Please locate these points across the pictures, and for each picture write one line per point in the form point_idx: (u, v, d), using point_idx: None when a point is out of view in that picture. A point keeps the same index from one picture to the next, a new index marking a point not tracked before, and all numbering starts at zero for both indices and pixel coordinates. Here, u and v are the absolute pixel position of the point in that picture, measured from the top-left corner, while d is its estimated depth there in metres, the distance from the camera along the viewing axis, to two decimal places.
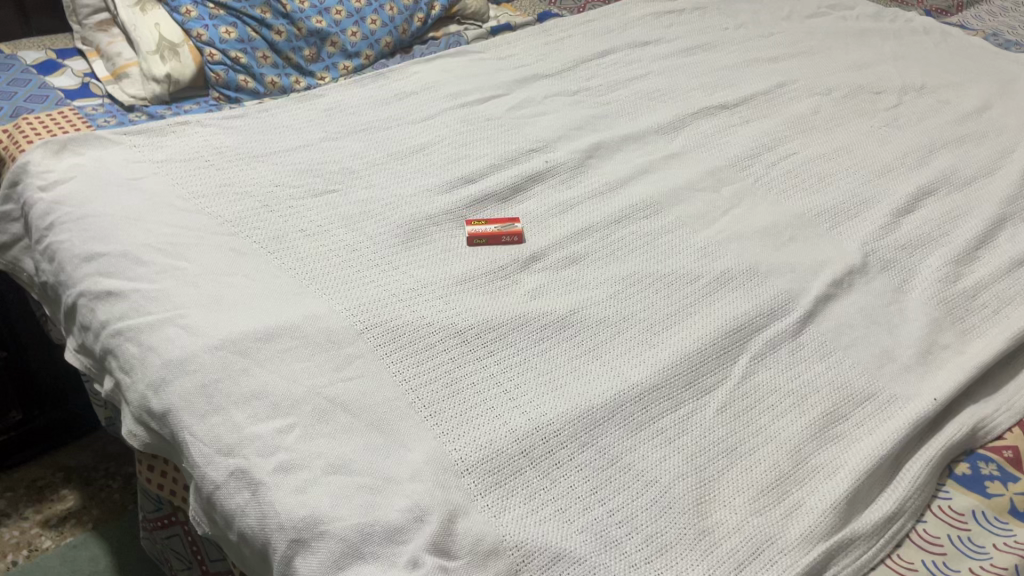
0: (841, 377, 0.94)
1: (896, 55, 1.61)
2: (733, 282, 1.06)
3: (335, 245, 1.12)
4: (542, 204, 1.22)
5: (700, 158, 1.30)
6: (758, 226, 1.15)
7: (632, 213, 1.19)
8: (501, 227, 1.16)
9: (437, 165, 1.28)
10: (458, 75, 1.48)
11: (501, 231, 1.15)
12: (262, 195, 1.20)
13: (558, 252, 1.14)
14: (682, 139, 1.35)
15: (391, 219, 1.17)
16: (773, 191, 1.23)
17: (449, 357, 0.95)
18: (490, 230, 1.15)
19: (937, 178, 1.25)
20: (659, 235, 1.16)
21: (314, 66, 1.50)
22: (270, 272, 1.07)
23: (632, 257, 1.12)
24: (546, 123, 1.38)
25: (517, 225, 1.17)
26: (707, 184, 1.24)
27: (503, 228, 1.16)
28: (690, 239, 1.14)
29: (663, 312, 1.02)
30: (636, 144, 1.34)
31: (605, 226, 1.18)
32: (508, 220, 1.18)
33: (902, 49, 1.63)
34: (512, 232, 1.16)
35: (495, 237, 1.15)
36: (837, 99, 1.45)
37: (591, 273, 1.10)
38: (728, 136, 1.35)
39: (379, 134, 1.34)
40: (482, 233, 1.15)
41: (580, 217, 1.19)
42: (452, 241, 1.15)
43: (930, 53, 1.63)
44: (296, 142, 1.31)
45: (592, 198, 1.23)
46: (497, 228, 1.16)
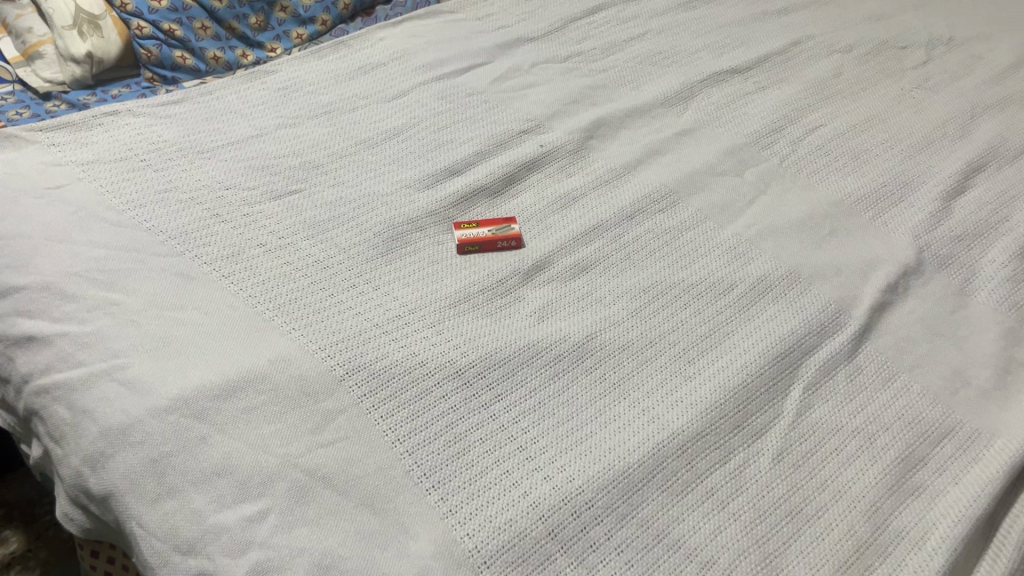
0: (911, 408, 0.81)
1: (916, 2, 1.45)
2: (773, 291, 0.91)
3: (302, 264, 0.95)
4: (541, 198, 1.06)
5: (716, 135, 1.14)
6: (792, 218, 1.00)
7: (645, 207, 1.03)
8: (496, 231, 1.00)
9: (415, 154, 1.11)
10: (430, 42, 1.29)
11: (497, 235, 0.99)
12: (211, 201, 1.02)
13: (565, 258, 0.98)
14: (693, 111, 1.18)
15: (366, 226, 1.00)
16: (804, 173, 1.08)
17: (450, 405, 0.80)
18: (484, 236, 0.99)
19: (985, 152, 1.10)
20: (680, 233, 1.00)
21: (262, 36, 1.30)
22: (227, 302, 0.89)
23: (651, 263, 0.96)
24: (537, 97, 1.20)
25: (514, 228, 1.01)
26: (728, 167, 1.09)
27: (499, 232, 1.00)
28: (716, 237, 0.99)
29: (695, 333, 0.87)
30: (642, 119, 1.17)
31: (615, 224, 1.01)
32: (502, 221, 1.01)
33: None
34: (510, 237, 1.00)
35: (490, 243, 0.99)
36: (860, 58, 1.29)
37: (606, 285, 0.94)
38: (745, 107, 1.19)
39: (344, 118, 1.16)
40: (475, 240, 0.99)
41: (586, 215, 1.03)
42: (441, 251, 0.98)
43: None
44: (248, 132, 1.12)
45: (597, 188, 1.07)
46: (492, 233, 1.00)
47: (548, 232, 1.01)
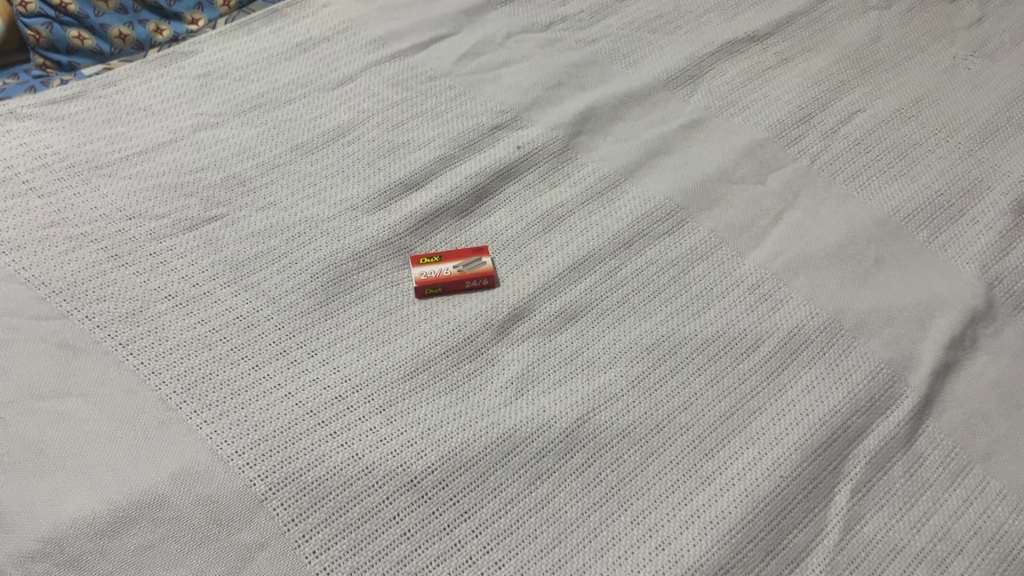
0: (986, 518, 0.64)
1: None
2: (809, 350, 0.73)
3: (220, 323, 0.76)
4: (519, 218, 0.86)
5: (732, 127, 0.93)
6: (829, 243, 0.81)
7: (647, 229, 0.84)
8: (463, 266, 0.80)
9: (364, 161, 0.90)
10: (382, 9, 1.07)
11: (465, 272, 0.80)
12: (108, 236, 0.82)
13: (549, 303, 0.79)
14: (703, 94, 0.97)
15: (302, 265, 0.81)
16: (839, 177, 0.88)
17: (403, 530, 0.63)
18: (448, 274, 0.80)
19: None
20: (690, 265, 0.81)
21: (180, 6, 1.07)
22: (121, 383, 0.71)
23: (656, 308, 0.78)
24: (512, 80, 0.99)
25: (486, 261, 0.81)
26: (747, 171, 0.89)
27: (467, 267, 0.80)
28: (735, 271, 0.80)
29: (713, 413, 0.70)
30: (641, 107, 0.96)
31: (610, 253, 0.82)
32: (471, 252, 0.82)
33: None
34: (480, 273, 0.80)
35: (456, 283, 0.80)
36: (901, 16, 1.07)
37: (600, 340, 0.75)
38: (765, 86, 0.98)
39: (277, 115, 0.95)
40: (436, 279, 0.79)
41: (574, 240, 0.84)
42: (395, 296, 0.79)
43: None
44: (158, 137, 0.92)
45: (587, 203, 0.87)
46: (458, 267, 0.80)
47: (528, 265, 0.82)
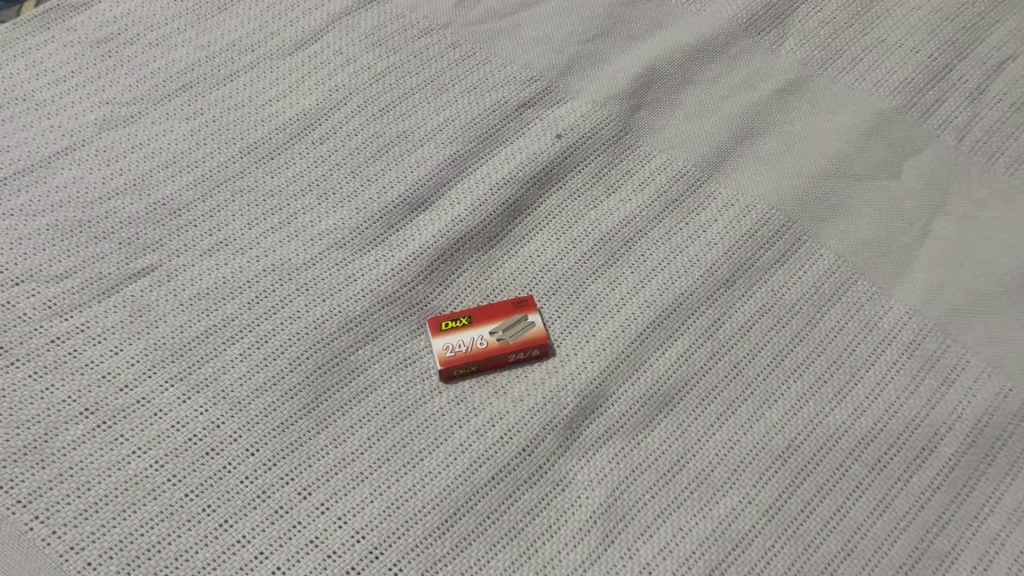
0: None
1: None
2: (1001, 453, 0.53)
3: (163, 453, 0.53)
4: (571, 244, 0.62)
5: (844, 91, 0.68)
6: (1003, 273, 0.59)
7: (751, 257, 0.61)
8: (504, 332, 0.57)
9: (346, 169, 0.64)
10: None
11: (508, 343, 0.56)
12: None
13: (630, 382, 0.56)
14: (797, 40, 0.71)
15: (274, 344, 0.57)
16: (999, 162, 0.65)
17: None
18: (484, 348, 0.56)
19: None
20: (819, 313, 0.58)
21: None
22: (25, 574, 0.48)
23: (781, 386, 0.56)
24: (538, 28, 0.71)
25: (535, 320, 0.58)
26: (875, 160, 0.65)
27: (510, 336, 0.57)
28: (882, 320, 0.58)
29: (887, 563, 0.50)
30: (717, 64, 0.70)
31: (706, 298, 0.59)
32: (512, 308, 0.58)
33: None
34: (530, 343, 0.57)
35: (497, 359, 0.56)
36: None
37: (711, 443, 0.54)
38: (879, 25, 0.72)
39: (216, 98, 0.67)
40: (468, 357, 0.56)
41: (653, 279, 0.60)
42: (412, 383, 0.56)
43: None
44: (47, 144, 0.64)
45: (664, 218, 0.63)
46: (497, 336, 0.57)
47: (593, 322, 0.59)
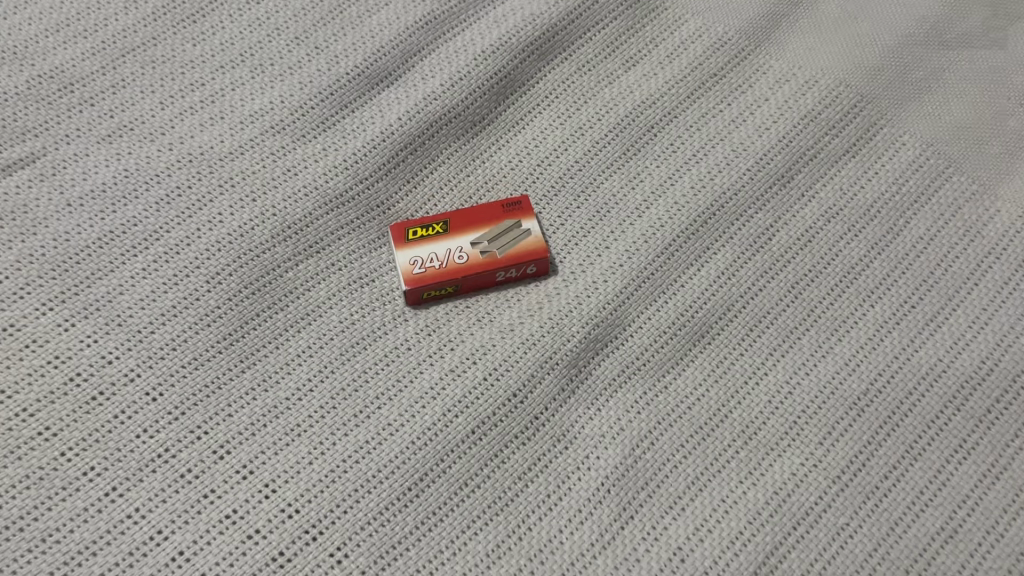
0: None
1: None
2: None
3: (34, 399, 0.40)
4: (578, 131, 0.48)
5: None
6: None
7: (813, 147, 0.47)
8: (491, 244, 0.43)
9: (287, 35, 0.50)
10: None
11: (496, 259, 0.43)
12: None
13: (654, 308, 0.43)
14: None
15: (188, 258, 0.43)
16: None
17: None
18: (464, 266, 0.42)
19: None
20: (902, 219, 0.45)
21: None
22: None
23: (855, 313, 0.42)
24: None
25: (532, 228, 0.44)
26: (971, 25, 0.50)
27: (499, 249, 0.43)
28: (985, 228, 0.44)
29: (1004, 548, 0.37)
30: None
31: (754, 199, 0.45)
32: (501, 213, 0.44)
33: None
34: (526, 258, 0.43)
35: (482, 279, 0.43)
36: None
37: (762, 388, 0.41)
38: None
39: None
40: (443, 277, 0.42)
41: (685, 175, 0.46)
42: (368, 309, 0.43)
43: None
44: None
45: (699, 98, 0.49)
46: (482, 249, 0.43)
47: (606, 230, 0.45)
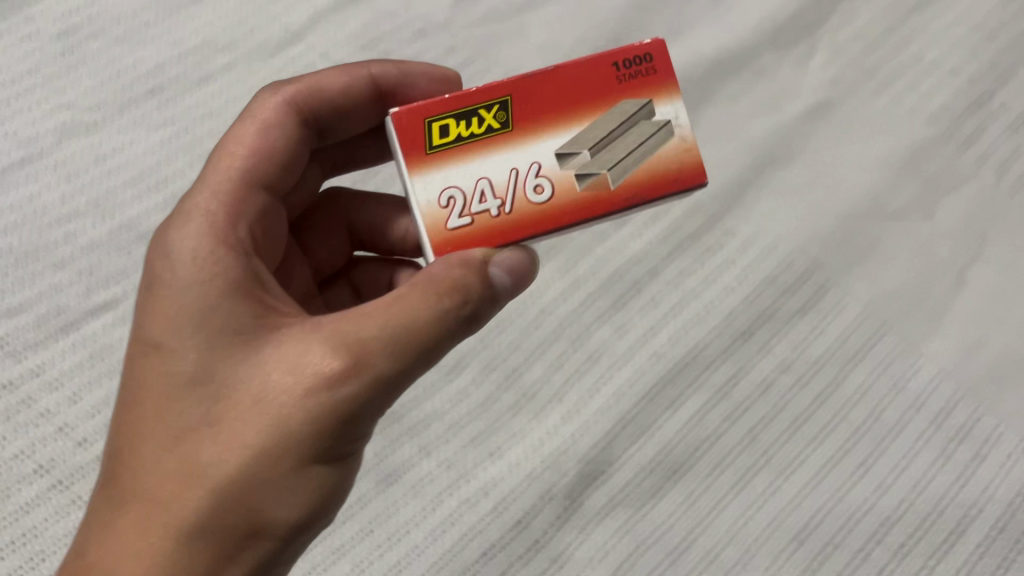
0: None
1: None
2: None
3: None
4: (575, 282, 0.57)
5: (877, 118, 0.63)
6: None
7: (774, 306, 0.56)
8: (593, 158, 0.36)
9: None
10: None
11: (594, 191, 0.36)
12: None
13: (638, 446, 0.52)
14: (826, 56, 0.66)
15: None
16: None
17: None
18: (536, 205, 0.36)
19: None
20: (843, 373, 0.54)
21: None
22: None
23: (800, 456, 0.51)
24: (543, 34, 0.65)
25: (673, 116, 0.36)
26: (909, 197, 0.60)
27: (611, 172, 0.36)
28: (911, 382, 0.53)
29: None
30: (739, 81, 0.65)
31: (722, 352, 0.54)
32: (615, 77, 0.36)
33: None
34: (651, 185, 0.36)
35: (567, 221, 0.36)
36: None
37: (721, 519, 0.50)
38: (913, 44, 0.67)
39: (187, 106, 0.62)
40: (491, 228, 0.36)
41: (664, 326, 0.55)
42: (398, 442, 0.52)
43: None
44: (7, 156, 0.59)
45: (677, 256, 0.58)
46: (578, 171, 0.36)
47: (597, 374, 0.54)
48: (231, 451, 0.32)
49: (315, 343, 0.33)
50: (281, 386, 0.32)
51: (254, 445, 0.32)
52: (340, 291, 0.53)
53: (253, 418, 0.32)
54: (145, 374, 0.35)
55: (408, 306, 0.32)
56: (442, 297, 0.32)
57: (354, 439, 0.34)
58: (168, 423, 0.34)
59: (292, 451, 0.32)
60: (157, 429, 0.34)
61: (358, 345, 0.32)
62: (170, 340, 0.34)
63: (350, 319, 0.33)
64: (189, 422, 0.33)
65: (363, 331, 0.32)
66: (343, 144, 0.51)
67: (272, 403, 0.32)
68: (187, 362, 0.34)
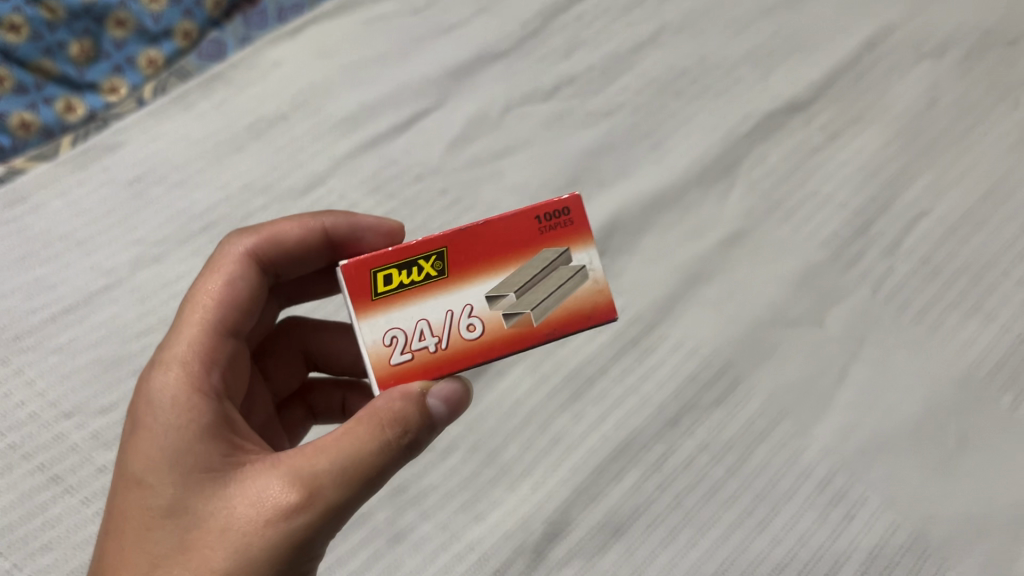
0: None
1: None
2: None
3: None
4: (541, 379, 0.73)
5: (781, 242, 0.79)
6: (905, 418, 0.70)
7: (696, 398, 0.71)
8: (519, 300, 0.46)
9: None
10: (351, 69, 0.88)
11: (519, 327, 0.46)
12: (44, 448, 0.66)
13: (589, 510, 0.67)
14: (742, 190, 0.82)
15: None
16: (908, 312, 0.75)
17: None
18: (466, 340, 0.45)
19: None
20: (748, 450, 0.69)
21: (92, 73, 0.86)
22: None
23: (714, 516, 0.67)
24: (516, 177, 0.83)
25: (587, 262, 0.47)
26: (804, 308, 0.75)
27: (534, 312, 0.45)
28: (801, 457, 0.69)
29: None
30: (672, 213, 0.81)
31: (655, 435, 0.70)
32: (538, 231, 0.46)
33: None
34: (565, 321, 0.46)
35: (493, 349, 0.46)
36: (958, 66, 0.90)
37: (651, 567, 0.65)
38: (813, 179, 0.83)
39: None
40: (427, 362, 0.45)
41: (610, 415, 0.71)
42: (405, 509, 0.67)
43: None
44: (94, 281, 0.75)
45: (621, 357, 0.74)
46: (506, 311, 0.45)
47: (558, 453, 0.69)
48: None
49: (274, 479, 0.40)
50: (247, 514, 0.40)
51: (223, 568, 0.39)
52: (296, 408, 0.67)
53: (223, 542, 0.39)
54: (126, 511, 0.42)
55: (352, 443, 0.40)
56: (380, 433, 0.41)
57: (307, 557, 0.41)
58: (148, 551, 0.40)
59: (259, 571, 0.39)
60: (135, 556, 0.40)
61: (313, 477, 0.40)
62: (149, 478, 0.42)
63: (304, 456, 0.41)
64: (166, 544, 0.40)
65: (315, 466, 0.40)
66: (298, 283, 0.65)
67: (238, 531, 0.39)
68: (172, 495, 0.41)
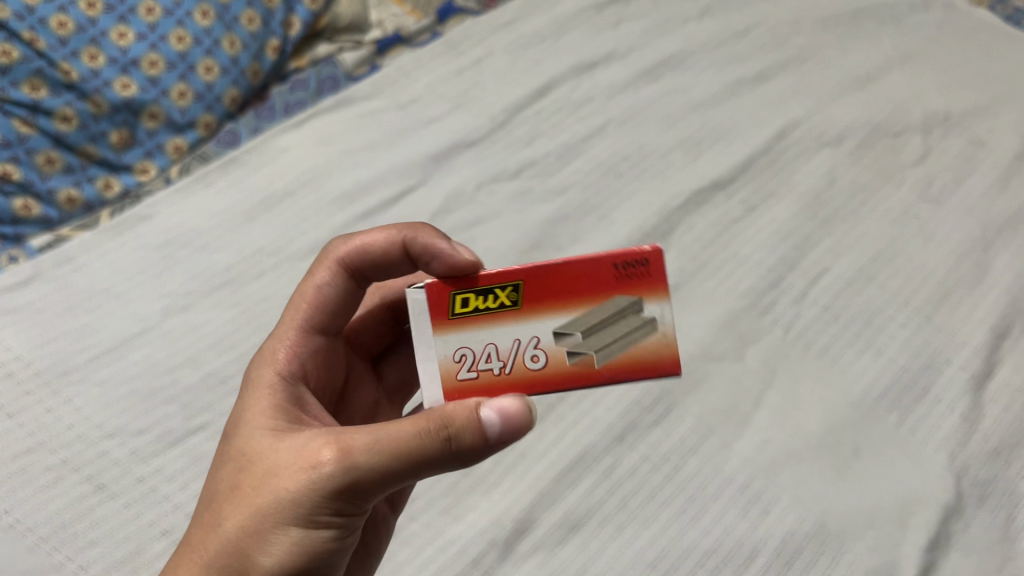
0: None
1: (901, 51, 1.21)
2: (803, 559, 0.77)
3: None
4: None
5: (708, 295, 0.95)
6: (809, 433, 0.85)
7: (637, 419, 0.86)
8: (582, 340, 0.53)
9: None
10: (347, 154, 1.05)
11: (578, 364, 0.53)
12: (91, 463, 0.78)
13: (549, 510, 0.80)
14: (675, 253, 0.99)
15: None
16: (812, 350, 0.91)
17: None
18: (530, 367, 0.54)
19: (999, 327, 0.92)
20: (682, 460, 0.83)
21: (128, 156, 1.02)
22: None
23: (654, 514, 0.80)
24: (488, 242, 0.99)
25: (657, 314, 0.53)
26: (726, 346, 0.91)
27: (596, 354, 0.52)
28: (725, 466, 0.83)
29: None
30: None
31: (604, 449, 0.84)
32: (615, 274, 0.53)
33: (907, 30, 1.24)
34: (629, 366, 0.53)
35: None
36: (851, 153, 1.09)
37: (602, 556, 0.78)
38: (733, 243, 1.00)
39: (248, 292, 0.93)
40: (492, 381, 0.54)
41: (567, 435, 0.85)
42: None
43: (945, 37, 1.23)
44: (130, 326, 0.88)
45: (577, 388, 0.89)
46: (570, 348, 0.53)
47: (524, 466, 0.83)
48: (263, 498, 0.52)
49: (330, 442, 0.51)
50: (307, 460, 0.51)
51: (282, 493, 0.51)
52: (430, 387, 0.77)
53: (286, 475, 0.52)
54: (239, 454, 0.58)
55: (393, 434, 0.49)
56: (421, 435, 0.48)
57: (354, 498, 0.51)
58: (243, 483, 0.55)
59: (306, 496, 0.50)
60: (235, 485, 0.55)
61: (355, 444, 0.50)
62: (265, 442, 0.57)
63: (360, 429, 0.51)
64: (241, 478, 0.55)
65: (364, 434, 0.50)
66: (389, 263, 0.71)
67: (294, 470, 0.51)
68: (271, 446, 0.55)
